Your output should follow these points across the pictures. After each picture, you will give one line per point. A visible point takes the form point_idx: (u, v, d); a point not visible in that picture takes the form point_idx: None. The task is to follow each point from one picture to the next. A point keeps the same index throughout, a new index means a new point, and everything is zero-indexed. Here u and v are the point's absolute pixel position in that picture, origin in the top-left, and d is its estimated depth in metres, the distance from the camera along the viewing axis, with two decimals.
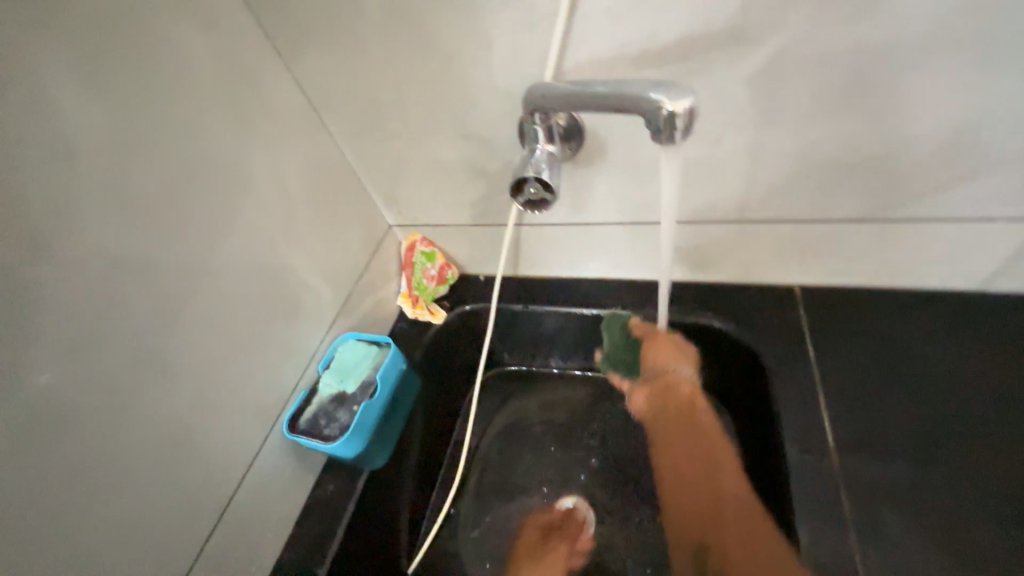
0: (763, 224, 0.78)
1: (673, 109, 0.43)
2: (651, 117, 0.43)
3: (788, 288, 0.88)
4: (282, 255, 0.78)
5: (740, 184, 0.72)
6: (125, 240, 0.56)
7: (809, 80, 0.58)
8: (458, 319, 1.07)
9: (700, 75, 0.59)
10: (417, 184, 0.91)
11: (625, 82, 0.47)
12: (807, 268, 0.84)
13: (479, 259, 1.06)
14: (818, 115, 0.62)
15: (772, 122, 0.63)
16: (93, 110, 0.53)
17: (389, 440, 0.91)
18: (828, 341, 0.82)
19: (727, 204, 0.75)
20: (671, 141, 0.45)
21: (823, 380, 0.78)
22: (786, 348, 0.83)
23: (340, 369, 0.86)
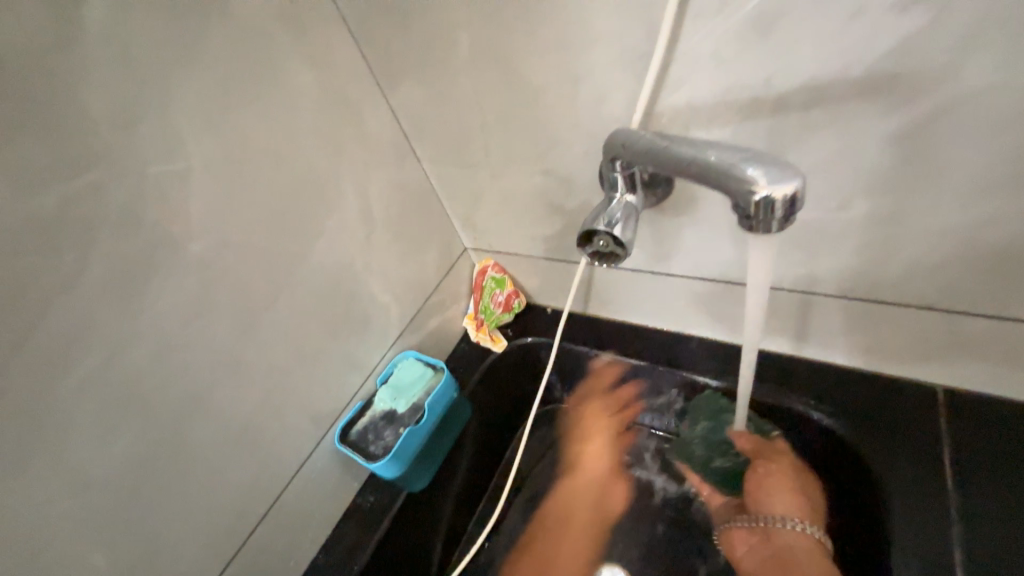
0: (896, 307, 0.62)
1: (767, 195, 0.36)
2: (737, 200, 0.37)
3: (930, 388, 0.69)
4: (358, 272, 0.83)
5: (869, 258, 0.58)
6: (220, 254, 0.63)
7: (987, 143, 0.45)
8: (519, 350, 1.05)
9: (823, 129, 0.49)
10: (493, 212, 0.90)
11: (718, 146, 0.40)
12: (957, 367, 0.65)
13: (550, 292, 1.02)
14: (994, 186, 0.47)
15: (922, 188, 0.50)
16: (212, 141, 0.60)
17: (432, 464, 0.91)
18: (979, 468, 0.63)
19: (847, 279, 0.62)
20: (769, 232, 0.38)
21: (964, 520, 0.61)
22: (914, 466, 0.66)
23: (396, 387, 0.89)
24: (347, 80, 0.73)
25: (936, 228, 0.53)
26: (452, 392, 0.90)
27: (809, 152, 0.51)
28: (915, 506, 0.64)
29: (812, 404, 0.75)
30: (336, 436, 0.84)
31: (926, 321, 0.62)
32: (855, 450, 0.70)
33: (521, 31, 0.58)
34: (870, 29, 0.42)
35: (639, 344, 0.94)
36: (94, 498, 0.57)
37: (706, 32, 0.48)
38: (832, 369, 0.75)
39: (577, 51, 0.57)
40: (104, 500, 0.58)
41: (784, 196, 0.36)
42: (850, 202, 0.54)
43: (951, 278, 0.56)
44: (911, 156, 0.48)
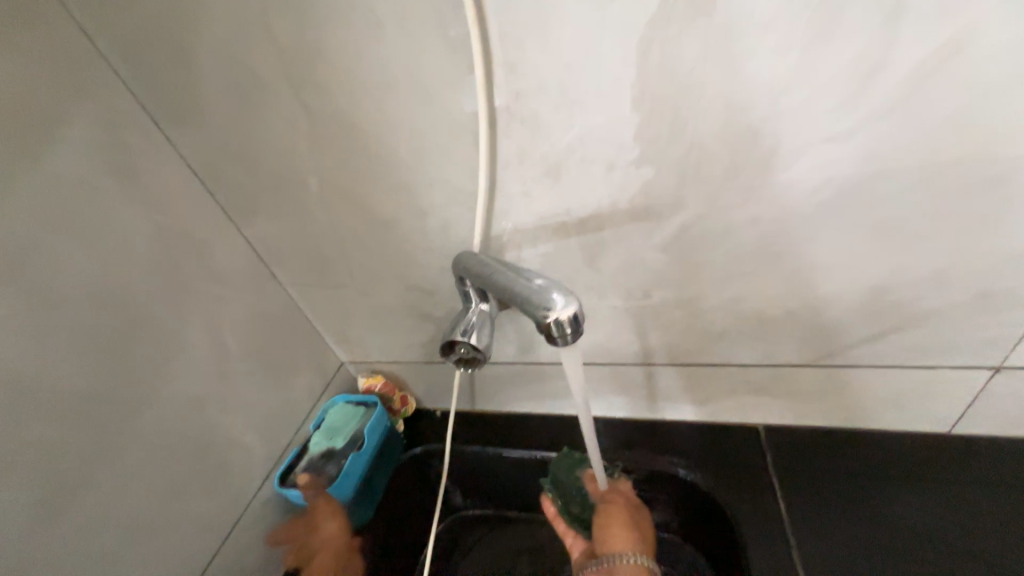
0: (711, 366, 0.77)
1: (557, 320, 0.46)
2: (540, 326, 0.47)
3: (754, 429, 0.84)
4: (210, 415, 0.74)
5: (679, 331, 0.72)
6: (10, 436, 0.53)
7: (721, 248, 0.62)
8: (411, 462, 0.99)
9: (616, 243, 0.63)
10: (367, 326, 0.91)
11: (519, 279, 0.51)
12: (764, 407, 0.81)
13: (436, 394, 1.02)
14: (736, 275, 0.64)
15: (693, 279, 0.66)
16: (10, 307, 0.53)
17: (374, 497, 0.92)
18: (795, 487, 0.78)
19: (668, 349, 0.76)
20: (567, 344, 0.48)
21: (800, 538, 0.73)
22: (755, 499, 0.78)
23: (331, 428, 0.91)
24: (192, 219, 0.71)
25: (718, 303, 0.68)
26: (387, 422, 0.94)
27: (612, 259, 0.65)
28: (767, 541, 0.74)
29: (672, 461, 0.84)
30: (275, 482, 0.84)
31: (731, 376, 0.77)
32: (708, 493, 0.81)
33: (367, 177, 0.66)
34: (626, 177, 0.57)
35: (527, 432, 0.98)
36: None
37: (518, 177, 0.60)
38: (680, 425, 0.88)
39: (419, 191, 0.65)
40: None
41: (569, 317, 0.46)
42: (652, 292, 0.68)
43: (734, 342, 0.72)
44: (680, 259, 0.64)
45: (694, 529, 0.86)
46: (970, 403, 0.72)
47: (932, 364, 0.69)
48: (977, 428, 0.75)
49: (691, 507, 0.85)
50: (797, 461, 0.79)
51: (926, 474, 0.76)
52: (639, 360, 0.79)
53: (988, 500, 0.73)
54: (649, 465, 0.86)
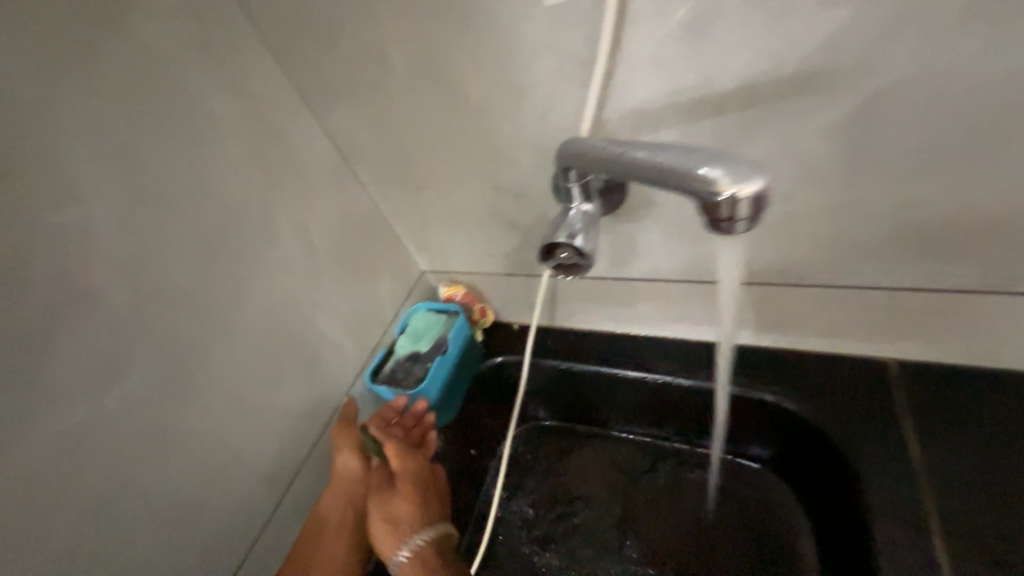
0: (848, 289, 0.65)
1: (733, 199, 0.39)
2: (705, 210, 0.40)
3: (884, 364, 0.73)
4: (304, 312, 0.76)
5: (821, 244, 0.60)
6: (132, 314, 0.55)
7: (913, 130, 0.47)
8: (489, 371, 1.01)
9: (762, 128, 0.50)
10: (447, 233, 0.87)
11: (671, 152, 0.42)
12: (905, 341, 0.69)
13: (514, 309, 1.00)
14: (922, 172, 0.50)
15: (858, 177, 0.52)
16: (116, 187, 0.53)
17: (455, 400, 0.95)
18: (934, 435, 0.66)
19: (799, 266, 0.64)
20: (739, 231, 0.41)
21: (932, 488, 0.63)
22: (880, 442, 0.68)
23: (415, 332, 0.93)
24: (273, 107, 0.68)
25: (879, 213, 0.55)
26: (468, 331, 0.94)
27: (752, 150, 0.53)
28: (895, 492, 0.64)
29: (777, 394, 0.76)
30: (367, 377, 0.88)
31: (874, 302, 0.65)
32: (817, 429, 0.73)
33: (455, 49, 0.57)
34: (797, 28, 0.43)
35: (611, 350, 0.93)
36: None
37: (644, 37, 0.48)
38: (791, 357, 0.78)
39: (518, 63, 0.55)
40: None
41: (748, 195, 0.39)
42: (795, 195, 0.56)
43: (894, 258, 0.59)
44: (849, 148, 0.50)
45: (791, 465, 0.80)
46: None
47: None
48: None
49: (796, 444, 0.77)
50: (940, 406, 0.68)
51: None
52: (757, 278, 0.68)
53: None
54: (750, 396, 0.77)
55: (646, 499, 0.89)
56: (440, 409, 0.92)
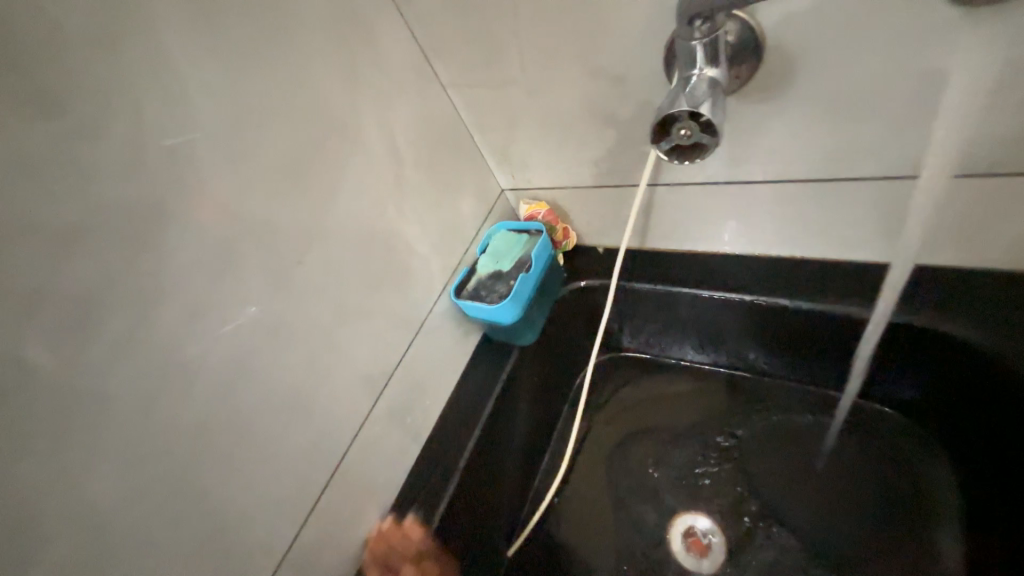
0: None
1: None
2: None
3: None
4: (392, 221, 0.76)
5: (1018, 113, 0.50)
6: (238, 200, 0.57)
7: None
8: (572, 296, 0.96)
9: None
10: (532, 139, 0.80)
11: None
12: None
13: (602, 228, 0.92)
14: None
15: None
16: (214, 67, 0.54)
17: (537, 322, 0.92)
18: None
19: (988, 144, 0.53)
20: None
21: None
22: None
23: (496, 252, 0.90)
24: None
25: None
26: (551, 250, 0.89)
27: None
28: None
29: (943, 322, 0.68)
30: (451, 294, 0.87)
31: None
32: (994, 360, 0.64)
33: None
34: None
35: (713, 272, 0.83)
36: (143, 477, 0.51)
37: None
38: (958, 283, 0.66)
39: None
40: (153, 482, 0.52)
41: None
42: None
43: None
44: None
45: (944, 401, 0.73)
46: None
47: None
48: None
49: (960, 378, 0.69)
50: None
51: None
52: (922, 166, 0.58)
53: None
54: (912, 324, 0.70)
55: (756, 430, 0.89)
56: (523, 329, 0.90)
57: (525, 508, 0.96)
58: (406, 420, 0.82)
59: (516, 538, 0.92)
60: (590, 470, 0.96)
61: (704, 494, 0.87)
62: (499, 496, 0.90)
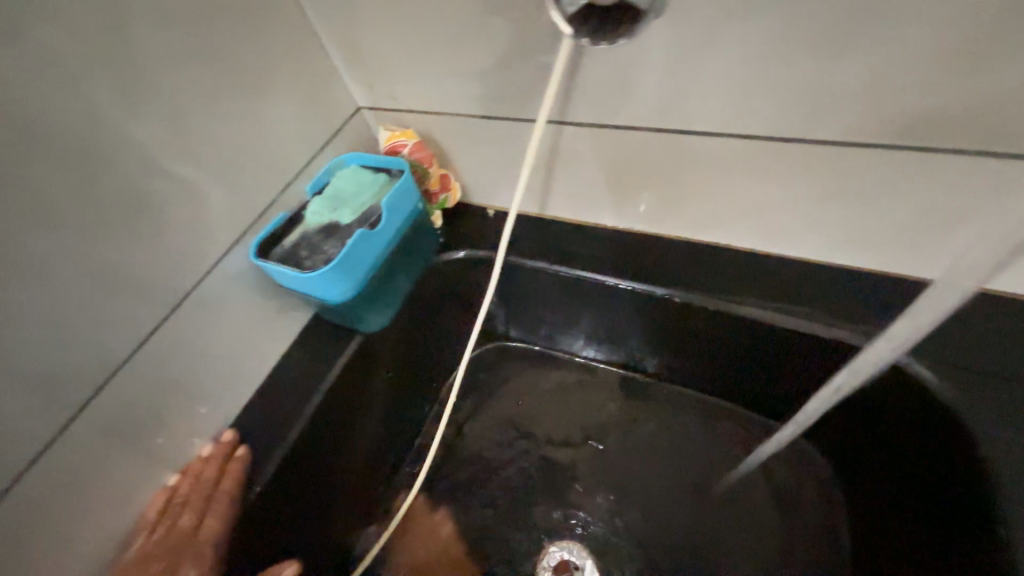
0: None
1: None
2: None
3: None
4: (115, 112, 0.43)
5: None
6: None
7: None
8: (447, 270, 0.72)
9: None
10: (394, 25, 0.54)
11: None
12: None
13: (491, 182, 0.69)
14: None
15: None
16: None
17: (392, 302, 0.67)
18: None
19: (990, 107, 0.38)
20: None
21: None
22: None
23: (335, 195, 0.61)
24: None
25: None
26: (417, 202, 0.64)
27: None
28: None
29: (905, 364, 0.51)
30: (250, 251, 0.57)
31: None
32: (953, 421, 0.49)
33: None
34: None
35: (626, 253, 0.65)
36: None
37: None
38: (868, 283, 0.54)
39: None
40: None
41: None
42: None
43: None
44: None
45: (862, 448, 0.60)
46: None
47: None
48: None
49: (895, 433, 0.55)
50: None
51: None
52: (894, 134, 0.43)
53: None
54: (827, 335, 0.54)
55: (650, 448, 0.74)
56: (371, 308, 0.64)
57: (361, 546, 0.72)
58: (152, 440, 0.52)
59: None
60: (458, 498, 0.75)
61: (584, 524, 0.71)
62: (321, 539, 0.65)
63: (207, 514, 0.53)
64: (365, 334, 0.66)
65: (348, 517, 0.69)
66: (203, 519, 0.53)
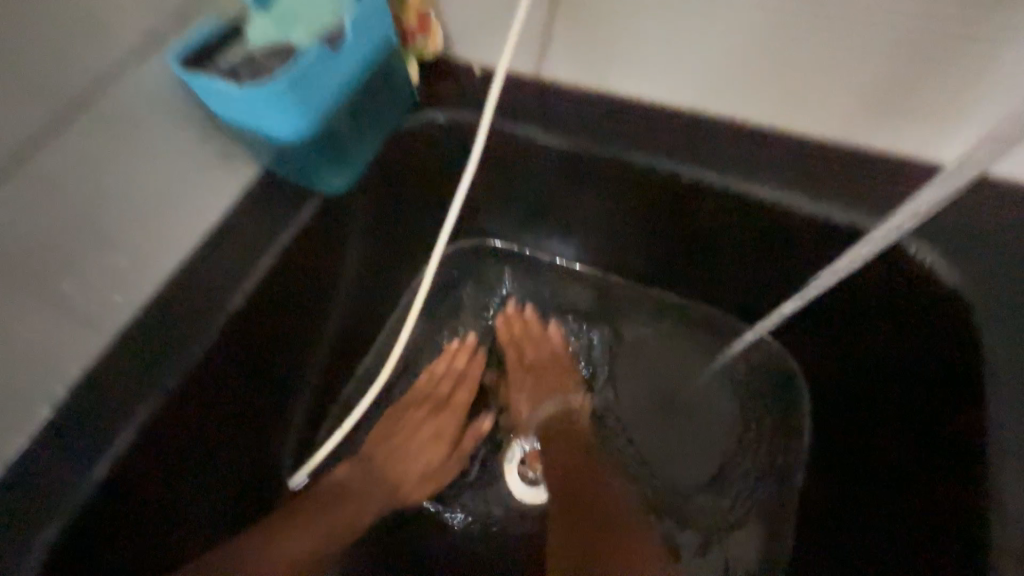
0: None
1: None
2: None
3: None
4: None
5: None
6: None
7: None
8: (423, 137, 0.62)
9: None
10: None
11: None
12: None
13: (483, 28, 0.57)
14: None
15: None
16: None
17: (356, 159, 0.58)
18: None
19: None
20: None
21: None
22: None
23: (284, 8, 0.48)
24: None
25: None
26: (390, 33, 0.52)
27: None
28: None
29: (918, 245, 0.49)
30: (174, 60, 0.44)
31: None
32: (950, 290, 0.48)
33: None
34: None
35: (631, 126, 0.56)
36: None
37: None
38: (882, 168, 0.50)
39: None
40: None
41: None
42: None
43: None
44: None
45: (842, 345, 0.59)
46: None
47: None
48: None
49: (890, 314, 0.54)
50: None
51: None
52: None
53: None
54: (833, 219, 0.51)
55: (626, 351, 0.71)
56: (331, 159, 0.56)
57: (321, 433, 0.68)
58: (54, 286, 0.43)
59: (299, 477, 0.64)
60: (428, 384, 0.71)
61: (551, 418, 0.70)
62: (269, 418, 0.60)
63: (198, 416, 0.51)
64: (325, 195, 0.56)
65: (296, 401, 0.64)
66: (192, 424, 0.51)
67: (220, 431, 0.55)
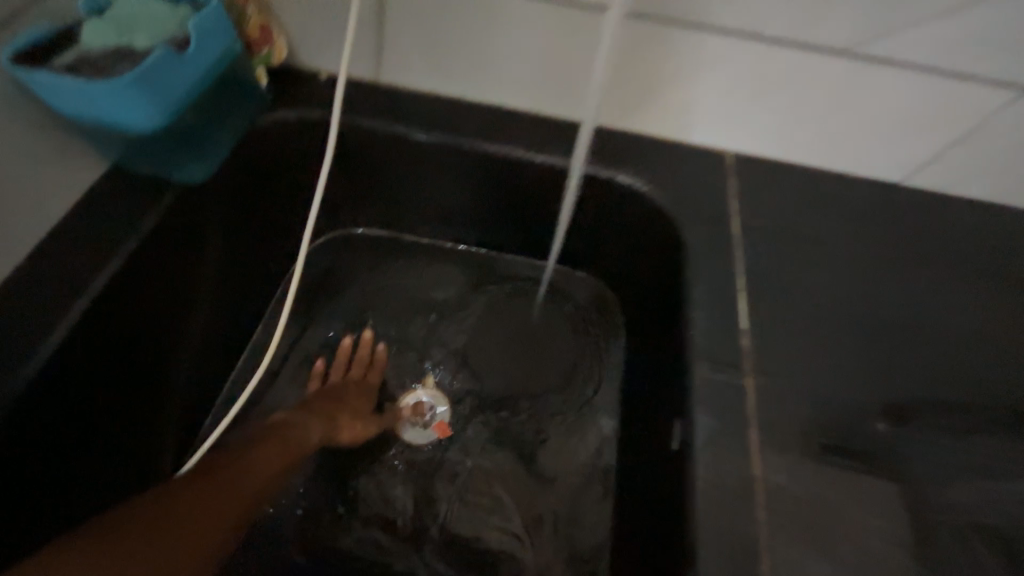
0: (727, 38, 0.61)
1: None
2: None
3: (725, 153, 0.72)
4: None
5: None
6: None
7: None
8: (278, 132, 0.70)
9: None
10: None
11: None
12: (744, 123, 0.68)
13: (322, 44, 0.70)
14: None
15: None
16: None
17: (213, 152, 0.63)
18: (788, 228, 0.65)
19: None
20: None
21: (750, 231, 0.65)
22: (712, 210, 0.67)
23: (124, 20, 0.55)
24: None
25: None
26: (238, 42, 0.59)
27: None
28: (716, 226, 0.65)
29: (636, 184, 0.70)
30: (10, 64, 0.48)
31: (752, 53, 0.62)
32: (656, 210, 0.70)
33: None
34: None
35: (451, 116, 0.73)
36: None
37: None
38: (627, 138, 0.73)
39: None
40: None
41: None
42: None
43: None
44: None
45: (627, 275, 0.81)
46: (966, 136, 0.64)
47: (973, 73, 0.59)
48: (966, 181, 0.68)
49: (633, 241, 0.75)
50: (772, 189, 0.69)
51: (908, 212, 0.68)
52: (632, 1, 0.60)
53: (979, 248, 0.66)
54: (598, 176, 0.71)
55: (484, 309, 0.85)
56: None
57: (206, 423, 0.73)
58: None
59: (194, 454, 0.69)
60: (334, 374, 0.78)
61: (428, 374, 0.81)
62: (144, 419, 0.62)
63: (54, 421, 0.50)
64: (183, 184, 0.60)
65: (171, 398, 0.66)
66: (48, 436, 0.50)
67: (78, 441, 0.53)
